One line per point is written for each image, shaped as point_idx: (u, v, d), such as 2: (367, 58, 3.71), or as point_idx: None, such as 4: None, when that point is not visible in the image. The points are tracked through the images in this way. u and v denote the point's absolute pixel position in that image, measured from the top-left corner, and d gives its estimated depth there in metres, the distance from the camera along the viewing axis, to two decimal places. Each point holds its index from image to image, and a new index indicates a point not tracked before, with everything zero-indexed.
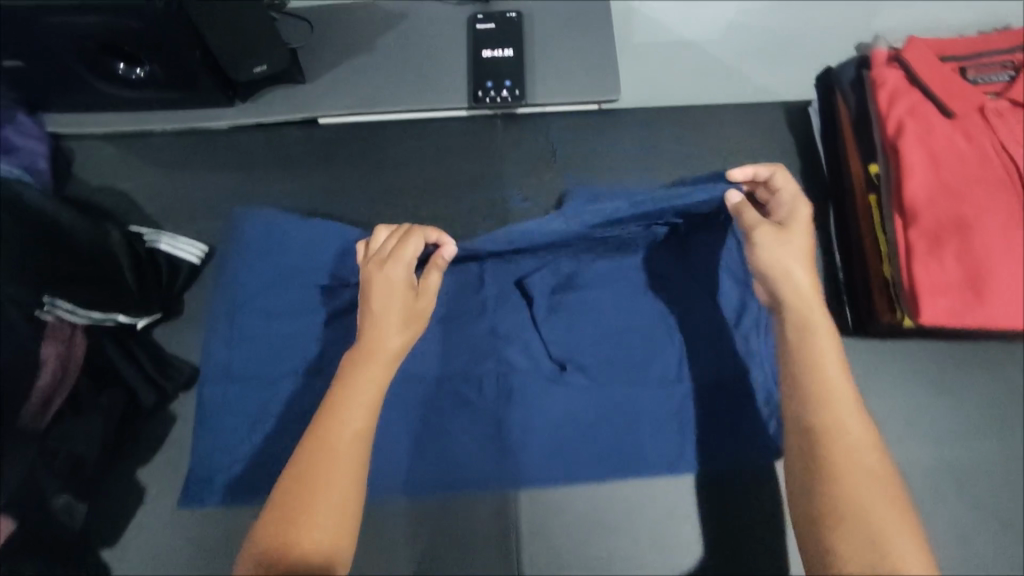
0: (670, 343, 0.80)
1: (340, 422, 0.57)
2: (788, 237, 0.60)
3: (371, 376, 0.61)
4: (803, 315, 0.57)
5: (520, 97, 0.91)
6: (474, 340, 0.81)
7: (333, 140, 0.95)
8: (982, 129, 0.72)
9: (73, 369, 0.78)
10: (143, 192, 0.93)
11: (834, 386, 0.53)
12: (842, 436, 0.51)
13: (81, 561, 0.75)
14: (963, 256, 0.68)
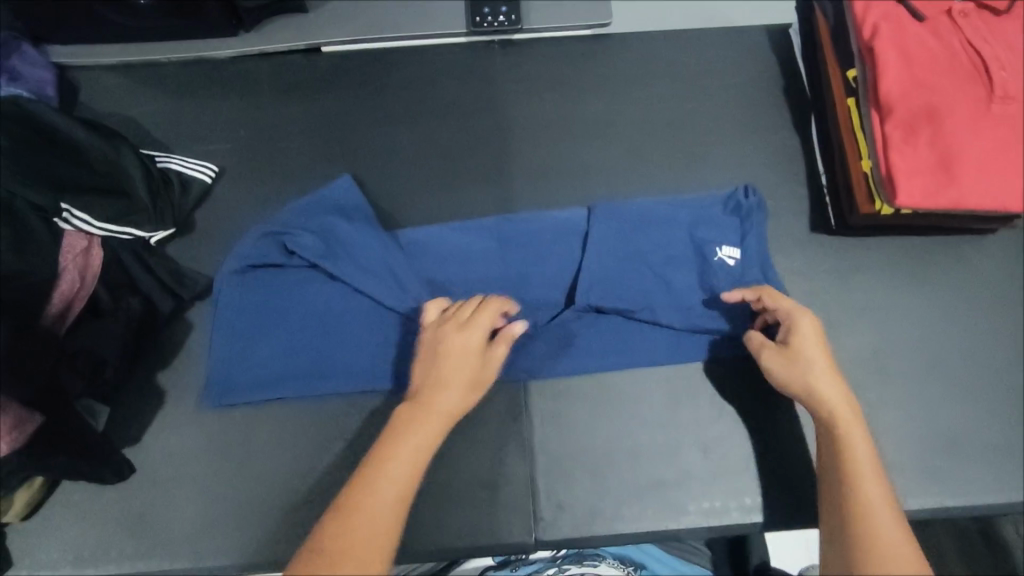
0: (678, 256, 0.82)
1: (388, 475, 0.60)
2: (795, 353, 0.68)
3: (425, 437, 0.63)
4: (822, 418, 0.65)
5: (517, 22, 0.97)
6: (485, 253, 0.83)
7: (335, 65, 0.97)
8: (950, 29, 0.78)
9: (91, 276, 0.79)
10: (150, 118, 0.94)
11: (860, 482, 0.60)
12: (865, 516, 0.58)
13: (105, 461, 0.75)
14: (935, 141, 0.74)
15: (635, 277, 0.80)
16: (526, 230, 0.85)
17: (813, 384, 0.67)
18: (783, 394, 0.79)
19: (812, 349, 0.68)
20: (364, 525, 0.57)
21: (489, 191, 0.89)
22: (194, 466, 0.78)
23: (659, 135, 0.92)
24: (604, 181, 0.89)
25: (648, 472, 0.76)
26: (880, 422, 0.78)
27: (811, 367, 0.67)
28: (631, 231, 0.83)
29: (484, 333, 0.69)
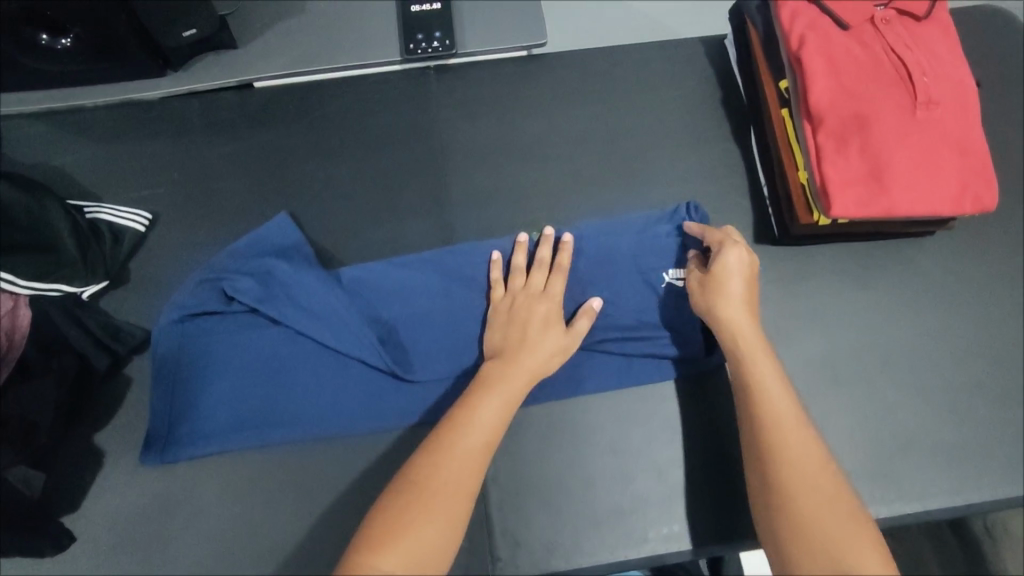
0: (621, 287, 0.81)
1: (473, 430, 0.65)
2: (729, 279, 0.72)
3: (511, 394, 0.69)
4: (740, 342, 0.69)
5: (451, 47, 0.96)
6: (423, 298, 0.82)
7: (268, 100, 0.95)
8: (873, 36, 0.79)
9: (19, 337, 0.76)
10: (78, 166, 0.91)
11: (768, 405, 0.65)
12: (790, 458, 0.61)
13: (42, 534, 0.72)
14: (865, 151, 0.74)
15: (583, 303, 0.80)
16: (471, 262, 0.83)
17: (742, 309, 0.71)
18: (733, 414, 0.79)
19: (747, 277, 0.73)
20: (450, 476, 0.62)
21: (431, 220, 0.88)
22: (138, 529, 0.75)
23: (601, 153, 0.91)
24: (547, 203, 0.88)
25: (604, 499, 0.75)
26: (832, 432, 0.78)
27: (743, 294, 0.72)
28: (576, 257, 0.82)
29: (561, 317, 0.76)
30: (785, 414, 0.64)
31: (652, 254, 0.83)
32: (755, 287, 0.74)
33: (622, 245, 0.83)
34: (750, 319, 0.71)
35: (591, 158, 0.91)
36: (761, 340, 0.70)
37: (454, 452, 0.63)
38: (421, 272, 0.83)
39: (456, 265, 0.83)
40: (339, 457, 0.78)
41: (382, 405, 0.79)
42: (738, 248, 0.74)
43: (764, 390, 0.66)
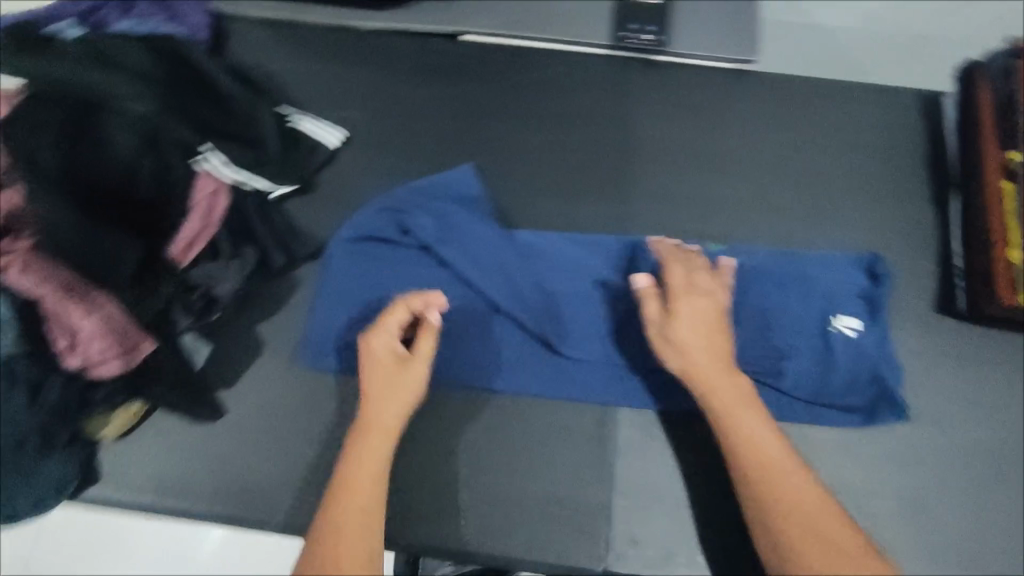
0: (782, 318, 0.82)
1: (365, 467, 0.66)
2: (686, 333, 0.71)
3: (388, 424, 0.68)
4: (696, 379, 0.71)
5: (662, 43, 0.96)
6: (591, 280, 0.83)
7: (473, 54, 0.98)
8: None
9: (213, 221, 0.79)
10: (290, 75, 0.96)
11: (745, 438, 0.69)
12: (774, 505, 0.65)
13: (199, 401, 0.78)
14: None
15: (746, 327, 0.82)
16: (642, 259, 0.85)
17: (698, 364, 0.71)
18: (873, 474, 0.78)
19: (742, 341, 0.73)
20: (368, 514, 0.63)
21: (607, 209, 0.89)
22: (282, 425, 0.79)
23: (787, 183, 0.91)
24: (723, 220, 0.89)
25: (728, 527, 0.74)
26: (966, 522, 0.76)
27: (713, 349, 0.71)
28: (743, 280, 0.84)
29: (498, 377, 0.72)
30: (771, 460, 0.67)
31: (825, 296, 0.83)
32: (726, 325, 0.73)
33: (795, 279, 0.84)
34: (718, 366, 0.71)
35: (777, 187, 0.90)
36: (732, 386, 0.71)
37: (350, 485, 0.65)
38: (592, 255, 0.85)
39: (629, 258, 0.84)
40: (477, 409, 0.79)
41: (530, 369, 0.80)
42: (684, 300, 0.73)
43: (731, 412, 0.70)
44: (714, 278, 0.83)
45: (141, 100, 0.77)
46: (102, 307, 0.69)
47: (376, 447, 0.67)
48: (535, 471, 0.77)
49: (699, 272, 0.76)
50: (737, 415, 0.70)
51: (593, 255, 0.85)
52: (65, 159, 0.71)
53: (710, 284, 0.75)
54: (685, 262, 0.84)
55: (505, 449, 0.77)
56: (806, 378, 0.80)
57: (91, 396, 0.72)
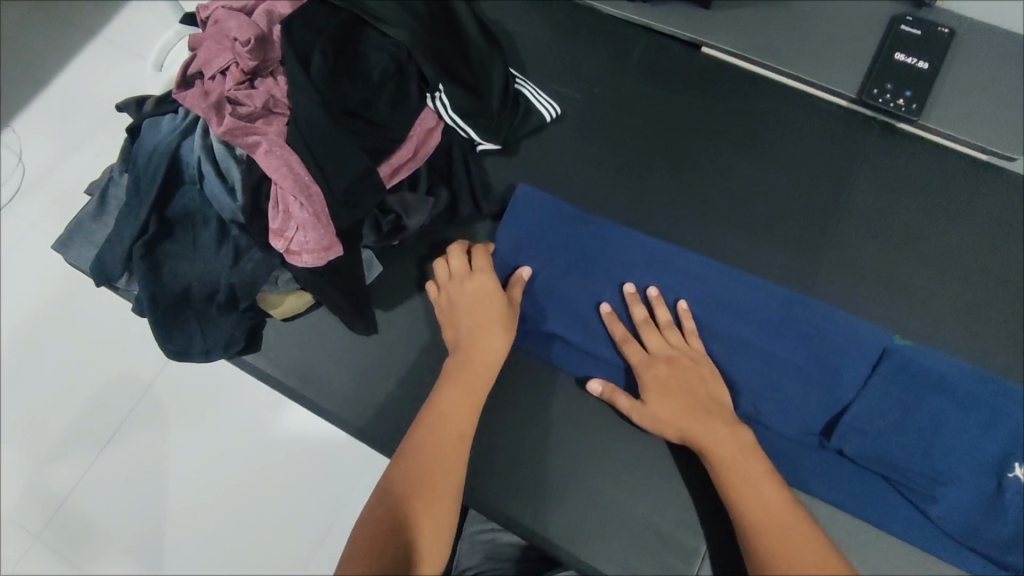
0: (955, 443, 0.74)
1: (458, 417, 0.70)
2: (656, 401, 0.73)
3: (484, 369, 0.74)
4: (688, 428, 0.71)
5: (914, 112, 0.88)
6: (759, 331, 0.80)
7: (705, 69, 0.95)
8: None
9: (423, 154, 0.84)
10: (525, 38, 0.98)
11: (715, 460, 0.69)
12: (773, 531, 0.64)
13: (359, 314, 0.81)
14: None
15: (908, 435, 0.75)
16: (816, 326, 0.79)
17: (667, 419, 0.72)
18: None
19: (674, 385, 0.73)
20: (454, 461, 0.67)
21: (794, 263, 0.85)
22: (420, 359, 0.84)
23: (1001, 301, 0.82)
24: (916, 316, 0.82)
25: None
26: None
27: (666, 406, 0.72)
28: (925, 385, 0.76)
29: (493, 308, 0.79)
30: (733, 464, 0.68)
31: (1014, 436, 0.74)
32: (685, 378, 0.74)
33: (986, 406, 0.75)
34: (696, 419, 0.71)
35: (989, 303, 0.82)
36: (724, 438, 0.69)
37: (453, 427, 0.69)
38: (765, 303, 0.80)
39: (802, 321, 0.80)
40: (602, 414, 0.78)
41: None
42: (647, 372, 0.75)
43: (716, 442, 0.69)
44: (889, 375, 0.77)
45: (400, 26, 0.83)
46: (315, 203, 0.75)
47: (469, 387, 0.73)
48: (640, 494, 0.75)
49: (645, 325, 0.78)
50: (711, 453, 0.69)
51: (766, 306, 0.80)
52: (328, 59, 0.78)
53: (666, 345, 0.76)
54: (861, 344, 0.78)
55: (618, 461, 0.76)
56: (959, 514, 0.73)
57: (279, 276, 0.80)
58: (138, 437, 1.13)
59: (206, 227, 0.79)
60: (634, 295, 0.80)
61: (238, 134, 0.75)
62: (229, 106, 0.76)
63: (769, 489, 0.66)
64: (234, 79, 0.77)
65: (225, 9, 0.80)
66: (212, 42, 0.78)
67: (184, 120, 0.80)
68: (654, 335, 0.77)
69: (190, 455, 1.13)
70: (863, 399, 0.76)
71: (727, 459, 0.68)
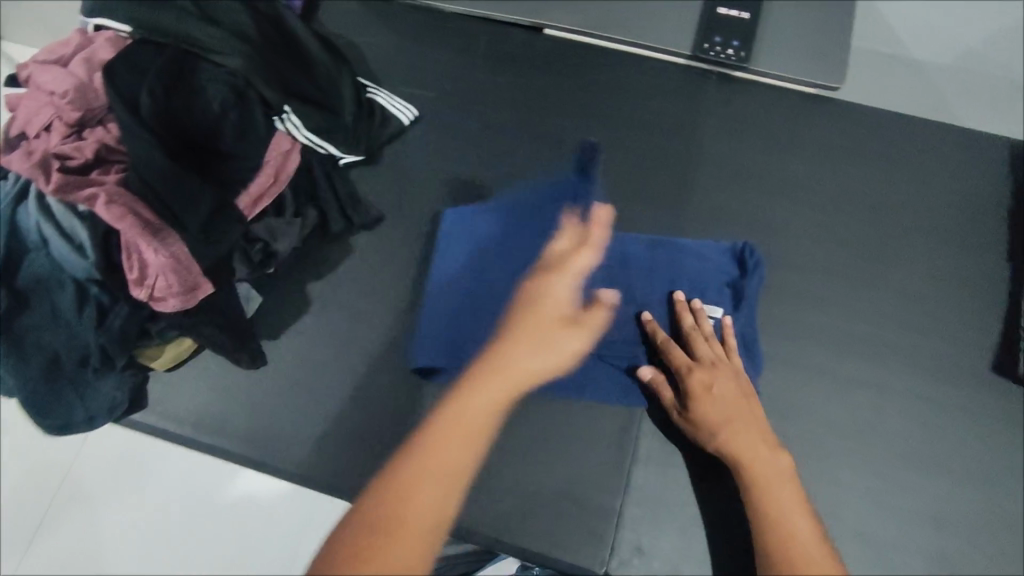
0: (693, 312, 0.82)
1: (447, 473, 0.63)
2: (705, 407, 0.72)
3: (473, 420, 0.67)
4: (729, 437, 0.71)
5: (744, 59, 0.94)
6: (505, 259, 0.84)
7: (551, 49, 0.98)
8: None
9: (283, 180, 0.82)
10: (372, 48, 0.98)
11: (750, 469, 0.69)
12: (801, 550, 0.63)
13: (242, 347, 0.80)
14: None
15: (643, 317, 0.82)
16: (547, 241, 0.85)
17: (715, 424, 0.72)
18: (894, 522, 0.75)
19: (719, 394, 0.73)
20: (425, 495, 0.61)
21: (664, 218, 0.89)
22: (317, 382, 0.82)
23: (854, 217, 0.88)
24: (782, 246, 0.87)
25: (726, 549, 0.73)
26: None
27: (716, 412, 0.72)
28: (647, 277, 0.84)
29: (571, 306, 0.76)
30: (768, 481, 0.68)
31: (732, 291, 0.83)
32: (738, 389, 0.74)
33: (696, 276, 0.84)
34: (742, 432, 0.71)
35: (842, 221, 0.88)
36: (769, 459, 0.69)
37: (434, 488, 0.62)
38: (505, 231, 0.86)
39: (536, 240, 0.85)
40: (504, 397, 0.80)
41: (550, 366, 0.81)
42: (694, 374, 0.74)
43: (761, 458, 0.69)
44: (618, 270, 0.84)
45: (232, 54, 0.81)
46: (172, 246, 0.73)
47: (445, 439, 0.65)
48: (552, 467, 0.76)
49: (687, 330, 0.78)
50: (752, 467, 0.69)
51: (507, 233, 0.86)
52: (159, 99, 0.76)
53: (714, 354, 0.77)
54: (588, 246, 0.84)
55: (526, 439, 0.78)
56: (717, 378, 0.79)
57: (150, 327, 0.77)
58: (66, 525, 1.07)
59: (62, 291, 0.75)
60: (680, 302, 0.81)
61: (73, 188, 0.71)
62: (55, 162, 0.72)
63: (795, 505, 0.66)
64: (59, 134, 0.74)
65: (38, 63, 0.77)
66: (32, 100, 0.76)
67: (15, 186, 0.76)
68: (701, 342, 0.77)
69: (123, 533, 1.06)
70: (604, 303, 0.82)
71: (765, 475, 0.68)
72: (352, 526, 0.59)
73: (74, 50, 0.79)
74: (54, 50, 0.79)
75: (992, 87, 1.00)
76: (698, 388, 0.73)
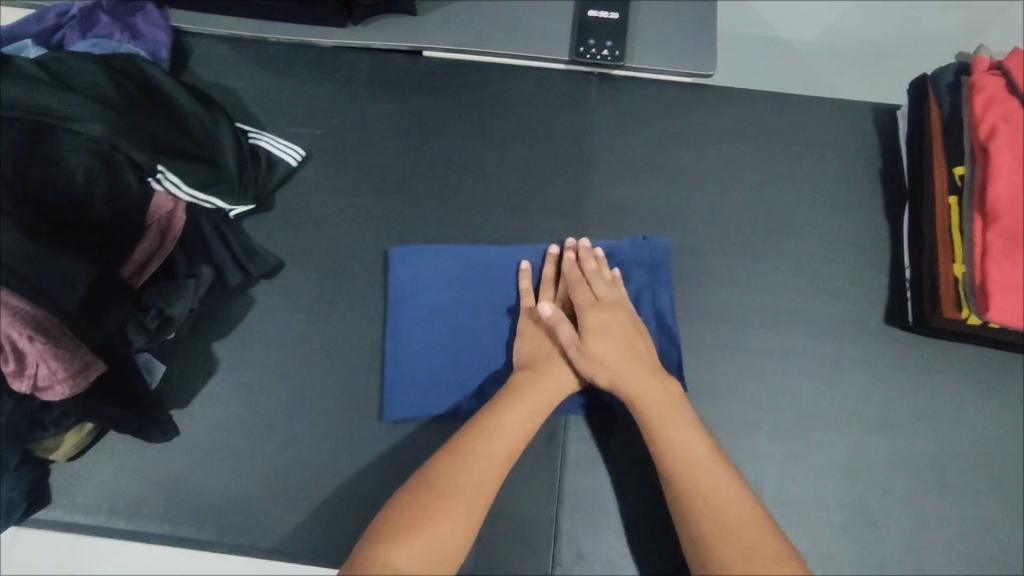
0: None
1: (489, 477, 0.66)
2: (599, 345, 0.76)
3: (514, 434, 0.70)
4: (632, 381, 0.74)
5: (619, 58, 0.97)
6: (419, 287, 0.85)
7: (434, 70, 0.98)
8: (1017, 143, 0.77)
9: (171, 239, 0.81)
10: (249, 91, 0.96)
11: (657, 413, 0.72)
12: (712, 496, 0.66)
13: (151, 422, 0.77)
14: (1013, 259, 0.73)
15: None
16: (459, 262, 0.86)
17: (613, 364, 0.75)
18: (814, 479, 0.80)
19: (614, 333, 0.77)
20: (472, 478, 0.65)
21: (565, 222, 0.90)
22: (234, 444, 0.79)
23: (743, 194, 0.92)
24: (680, 233, 0.90)
25: (659, 537, 0.75)
26: (901, 524, 0.79)
27: (610, 351, 0.76)
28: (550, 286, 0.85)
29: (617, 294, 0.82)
30: (696, 435, 0.70)
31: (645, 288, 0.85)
32: (632, 328, 0.78)
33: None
34: (628, 371, 0.74)
35: (732, 202, 0.91)
36: (667, 403, 0.72)
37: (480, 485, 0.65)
38: (418, 258, 0.86)
39: (450, 263, 0.86)
40: (429, 425, 0.80)
41: (470, 387, 0.81)
42: (595, 313, 0.78)
43: (664, 408, 0.72)
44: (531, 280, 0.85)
45: (95, 119, 0.77)
46: (44, 324, 0.68)
47: (499, 445, 0.69)
48: None
49: (605, 284, 0.82)
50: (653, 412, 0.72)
51: (419, 259, 0.86)
52: (14, 179, 0.72)
53: (612, 297, 0.81)
54: (504, 262, 0.86)
55: None
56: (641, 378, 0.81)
57: (42, 418, 0.72)
58: None
59: None
60: (550, 255, 0.85)
61: None
62: None
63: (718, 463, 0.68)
64: None
65: None
66: None
67: None
68: (595, 286, 0.81)
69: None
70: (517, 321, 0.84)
71: (683, 455, 0.69)
72: (391, 528, 0.60)
73: None
74: None
75: (852, 55, 1.07)
76: (617, 333, 0.77)
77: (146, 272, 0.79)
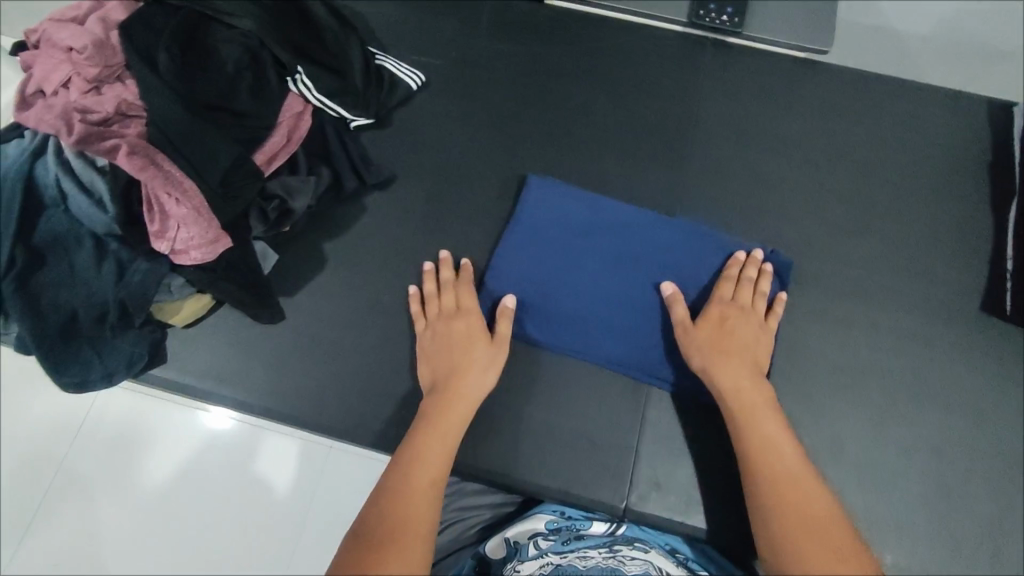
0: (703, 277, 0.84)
1: (426, 507, 0.64)
2: (711, 336, 0.76)
3: (437, 459, 0.69)
4: (731, 376, 0.73)
5: (737, 25, 0.98)
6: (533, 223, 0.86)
7: (552, 18, 1.01)
8: None
9: (297, 138, 0.84)
10: (377, 17, 1.00)
11: (745, 407, 0.71)
12: (794, 495, 0.64)
13: (263, 302, 0.81)
14: None
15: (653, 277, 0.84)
16: (573, 205, 0.87)
17: (719, 356, 0.75)
18: (892, 451, 0.80)
19: (735, 336, 0.76)
20: (411, 510, 0.63)
21: (666, 175, 0.92)
22: (335, 337, 0.84)
23: (846, 170, 0.93)
24: (779, 200, 0.91)
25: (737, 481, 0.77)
26: (977, 508, 0.78)
27: (723, 342, 0.76)
28: (660, 251, 0.85)
29: (761, 304, 0.79)
30: (775, 434, 0.69)
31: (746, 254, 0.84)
32: (757, 336, 0.77)
33: (700, 247, 0.85)
34: (732, 365, 0.74)
35: (835, 176, 0.92)
36: (757, 399, 0.71)
37: (418, 517, 0.63)
38: (540, 195, 0.87)
39: (566, 204, 0.87)
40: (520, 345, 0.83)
41: (564, 319, 0.82)
42: (721, 308, 0.78)
43: (751, 404, 0.71)
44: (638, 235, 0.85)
45: (247, 17, 0.82)
46: (191, 197, 0.75)
47: (426, 473, 0.67)
48: (570, 412, 0.79)
49: (754, 291, 0.80)
50: (743, 407, 0.71)
51: (541, 198, 0.87)
52: (175, 56, 0.77)
53: (752, 304, 0.79)
54: (617, 215, 0.86)
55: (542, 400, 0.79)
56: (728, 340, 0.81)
57: (169, 280, 0.77)
58: (63, 511, 1.01)
59: (79, 249, 0.75)
60: (427, 271, 0.84)
61: (94, 141, 0.73)
62: (77, 114, 0.74)
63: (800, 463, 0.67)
64: (79, 89, 0.75)
65: (52, 22, 0.79)
66: (46, 58, 0.78)
67: (31, 143, 0.77)
68: (744, 290, 0.80)
69: (134, 495, 1.01)
70: (618, 274, 0.84)
71: (759, 449, 0.68)
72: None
73: (87, 12, 0.81)
74: (66, 12, 0.80)
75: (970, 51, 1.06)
76: (738, 336, 0.76)
77: (274, 166, 0.82)
